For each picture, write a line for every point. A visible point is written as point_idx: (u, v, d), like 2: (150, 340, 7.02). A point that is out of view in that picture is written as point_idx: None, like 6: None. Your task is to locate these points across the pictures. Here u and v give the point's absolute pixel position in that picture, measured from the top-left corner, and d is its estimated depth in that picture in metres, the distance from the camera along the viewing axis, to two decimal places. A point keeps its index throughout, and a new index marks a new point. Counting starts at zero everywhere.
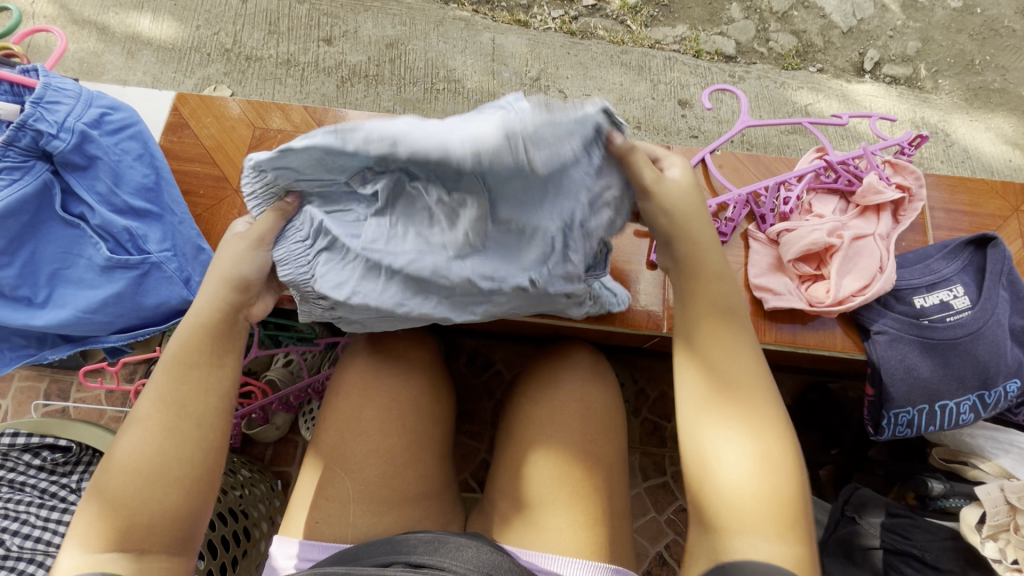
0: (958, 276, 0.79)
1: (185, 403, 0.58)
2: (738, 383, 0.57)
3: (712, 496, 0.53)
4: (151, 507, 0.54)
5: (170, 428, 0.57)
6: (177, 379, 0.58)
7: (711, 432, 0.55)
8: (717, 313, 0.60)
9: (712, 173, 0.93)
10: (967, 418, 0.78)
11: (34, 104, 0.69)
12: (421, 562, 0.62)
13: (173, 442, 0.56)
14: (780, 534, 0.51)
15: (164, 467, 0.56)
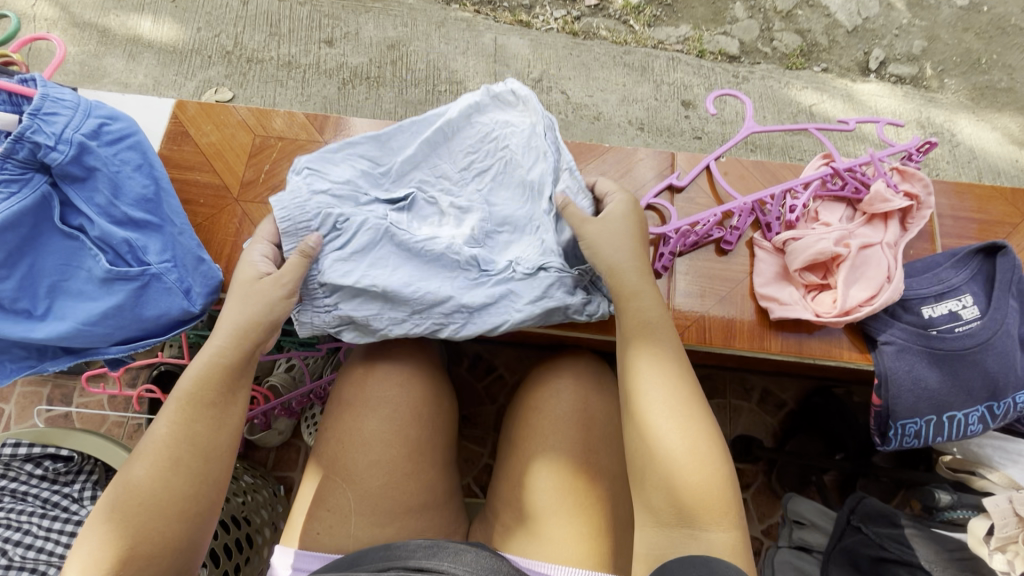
0: (967, 286, 0.78)
1: (197, 439, 0.64)
2: (672, 400, 0.65)
3: (662, 503, 0.61)
4: (152, 533, 0.59)
5: (182, 458, 0.62)
6: (190, 415, 0.64)
7: (650, 450, 0.63)
8: (643, 342, 0.69)
9: (717, 180, 0.92)
10: (975, 429, 0.77)
11: (31, 115, 0.69)
12: (422, 567, 0.61)
13: (178, 473, 0.62)
14: (721, 521, 0.59)
15: (166, 491, 0.61)
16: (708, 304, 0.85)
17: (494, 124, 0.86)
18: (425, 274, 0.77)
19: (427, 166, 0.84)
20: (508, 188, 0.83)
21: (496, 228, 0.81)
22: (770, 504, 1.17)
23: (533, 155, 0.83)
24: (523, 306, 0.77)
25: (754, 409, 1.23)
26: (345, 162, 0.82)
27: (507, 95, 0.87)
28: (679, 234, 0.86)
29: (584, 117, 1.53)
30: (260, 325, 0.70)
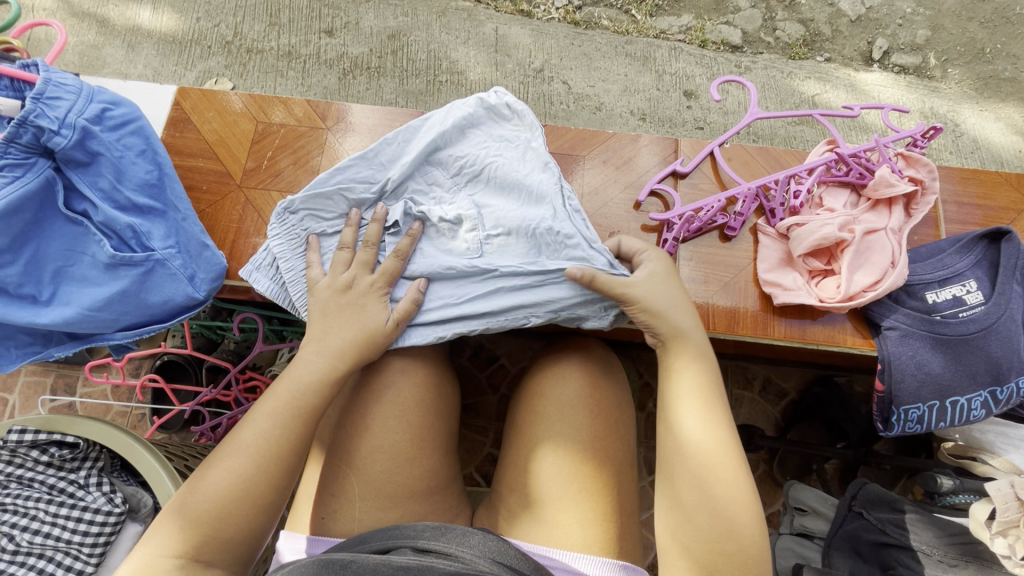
0: (971, 272, 0.78)
1: (265, 489, 0.66)
2: (708, 457, 0.65)
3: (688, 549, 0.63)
4: (220, 561, 0.63)
5: (247, 505, 0.65)
6: (260, 465, 0.66)
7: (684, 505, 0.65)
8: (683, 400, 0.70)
9: (721, 166, 0.92)
10: (978, 414, 0.77)
11: (34, 100, 0.69)
12: (429, 547, 0.63)
13: (240, 514, 0.64)
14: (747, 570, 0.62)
15: (224, 530, 0.63)
16: (711, 290, 0.86)
17: (482, 129, 0.87)
18: (440, 300, 0.81)
19: (419, 180, 0.85)
20: (503, 192, 0.84)
21: (490, 233, 0.82)
22: (771, 493, 1.17)
23: (532, 167, 0.84)
24: (541, 312, 0.79)
25: (756, 399, 1.23)
26: (337, 193, 0.82)
27: (503, 106, 0.87)
28: (684, 220, 0.85)
29: (585, 107, 1.52)
30: (337, 382, 0.73)
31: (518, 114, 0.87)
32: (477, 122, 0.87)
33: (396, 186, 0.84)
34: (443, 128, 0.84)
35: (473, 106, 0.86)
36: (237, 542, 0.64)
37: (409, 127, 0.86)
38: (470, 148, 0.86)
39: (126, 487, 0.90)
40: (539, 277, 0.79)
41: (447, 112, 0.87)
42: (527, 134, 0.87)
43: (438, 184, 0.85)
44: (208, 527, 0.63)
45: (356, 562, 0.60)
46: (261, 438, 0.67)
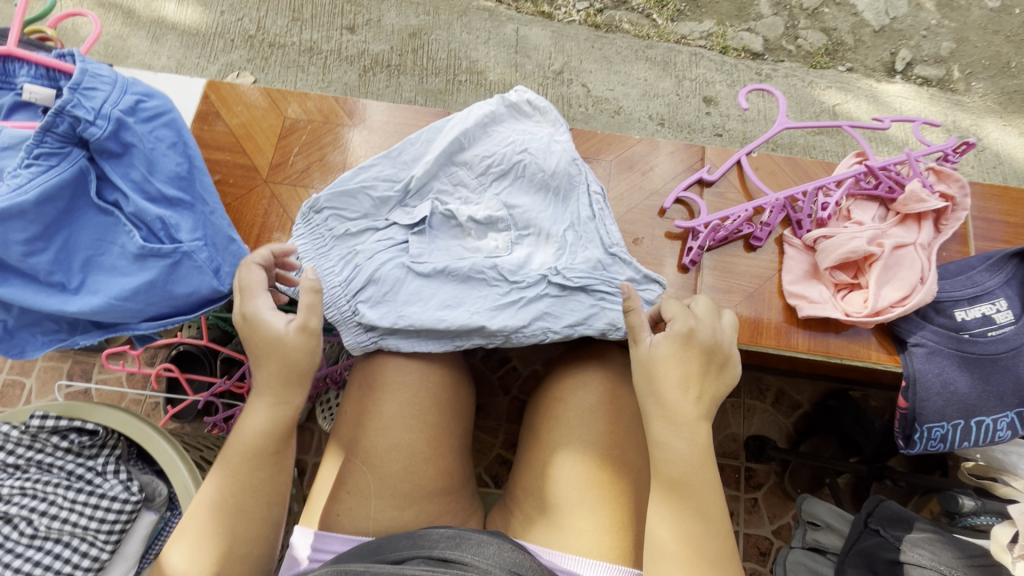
0: (1001, 290, 0.78)
1: (243, 542, 0.66)
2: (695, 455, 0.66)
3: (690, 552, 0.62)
4: (249, 530, 0.67)
5: (231, 561, 0.65)
6: (230, 521, 0.65)
7: (677, 502, 0.64)
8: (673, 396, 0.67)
9: (748, 174, 0.91)
10: (1004, 435, 0.76)
11: (72, 90, 0.69)
12: (446, 557, 0.63)
13: (228, 573, 0.65)
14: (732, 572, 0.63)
15: (245, 505, 0.66)
16: (735, 300, 0.85)
17: (504, 126, 0.89)
18: (465, 298, 0.80)
19: (443, 178, 0.86)
20: (528, 191, 0.86)
21: (520, 232, 0.85)
22: (781, 505, 1.17)
23: (555, 166, 0.86)
24: (559, 327, 0.79)
25: (768, 410, 1.23)
26: (361, 192, 0.84)
27: (523, 104, 0.91)
28: (709, 228, 0.85)
29: (604, 111, 1.52)
30: (284, 427, 0.69)
31: (538, 113, 0.91)
32: (502, 124, 0.89)
33: (417, 185, 0.85)
34: (465, 126, 0.87)
35: (495, 108, 0.89)
36: (261, 512, 0.67)
37: (431, 128, 0.88)
38: (492, 148, 0.87)
39: (142, 476, 0.91)
40: (569, 282, 0.80)
41: (468, 112, 0.89)
42: (549, 129, 0.90)
43: (463, 184, 0.86)
44: (234, 504, 0.66)
45: (371, 570, 0.60)
46: (224, 498, 0.66)
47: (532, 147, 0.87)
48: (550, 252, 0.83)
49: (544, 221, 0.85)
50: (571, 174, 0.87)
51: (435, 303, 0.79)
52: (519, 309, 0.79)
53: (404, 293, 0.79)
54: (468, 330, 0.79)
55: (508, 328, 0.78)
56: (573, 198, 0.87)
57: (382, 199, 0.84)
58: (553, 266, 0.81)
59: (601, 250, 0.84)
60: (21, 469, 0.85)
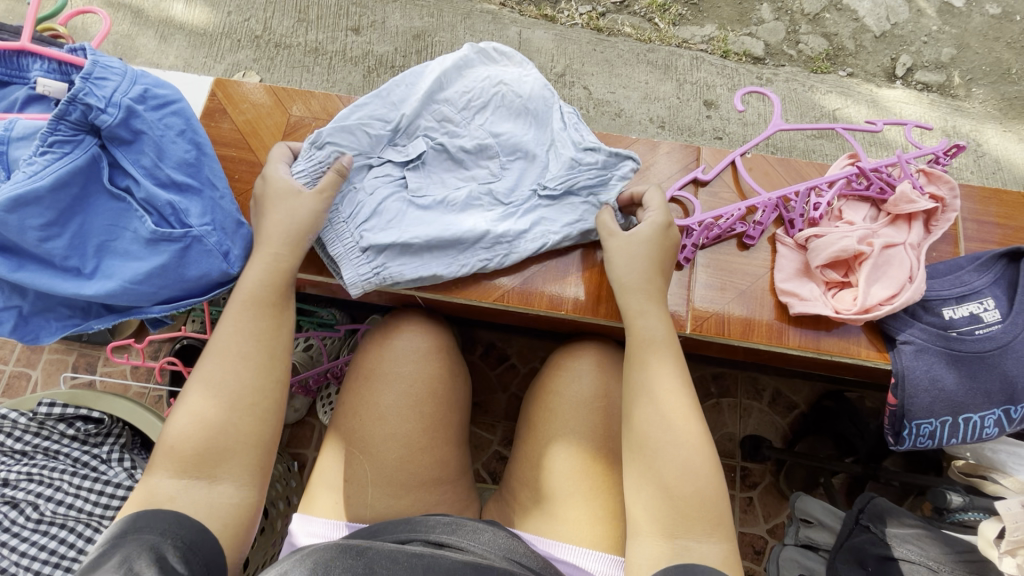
0: (989, 289, 0.79)
1: (245, 393, 0.67)
2: (674, 417, 0.68)
3: (663, 517, 0.65)
4: (265, 353, 0.70)
5: (237, 411, 0.67)
6: (233, 366, 0.68)
7: (662, 455, 0.67)
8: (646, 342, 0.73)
9: (742, 176, 0.93)
10: (992, 432, 0.77)
11: (83, 79, 0.72)
12: (441, 541, 0.64)
13: (236, 422, 0.66)
14: (713, 535, 0.63)
15: (257, 328, 0.71)
16: (727, 298, 0.86)
17: (478, 64, 0.92)
18: (466, 223, 0.84)
19: (428, 115, 0.88)
20: (508, 117, 0.90)
21: (508, 156, 0.88)
22: (776, 505, 1.18)
23: (529, 94, 0.90)
24: (557, 228, 0.85)
25: (764, 410, 1.24)
26: (357, 129, 0.83)
27: (490, 49, 0.94)
28: (702, 227, 0.87)
29: (605, 113, 1.54)
30: (282, 277, 0.75)
31: (505, 55, 0.94)
32: (475, 66, 0.92)
33: (407, 120, 0.86)
34: (443, 68, 0.89)
35: (467, 52, 0.91)
36: (274, 334, 0.72)
37: (412, 71, 0.88)
38: (470, 86, 0.90)
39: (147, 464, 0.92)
40: (554, 190, 0.85)
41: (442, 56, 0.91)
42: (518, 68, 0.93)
43: (451, 120, 0.88)
44: (248, 327, 0.70)
45: (373, 548, 0.61)
46: (227, 352, 0.69)
47: (506, 78, 0.91)
48: (534, 166, 0.88)
49: (525, 140, 0.89)
50: (544, 97, 0.91)
51: (440, 231, 0.82)
52: (513, 218, 0.85)
53: (411, 226, 0.82)
54: (471, 252, 0.83)
55: (508, 238, 0.84)
56: (549, 117, 0.91)
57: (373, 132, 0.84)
58: (539, 179, 0.87)
59: (574, 149, 0.87)
60: (27, 456, 0.87)
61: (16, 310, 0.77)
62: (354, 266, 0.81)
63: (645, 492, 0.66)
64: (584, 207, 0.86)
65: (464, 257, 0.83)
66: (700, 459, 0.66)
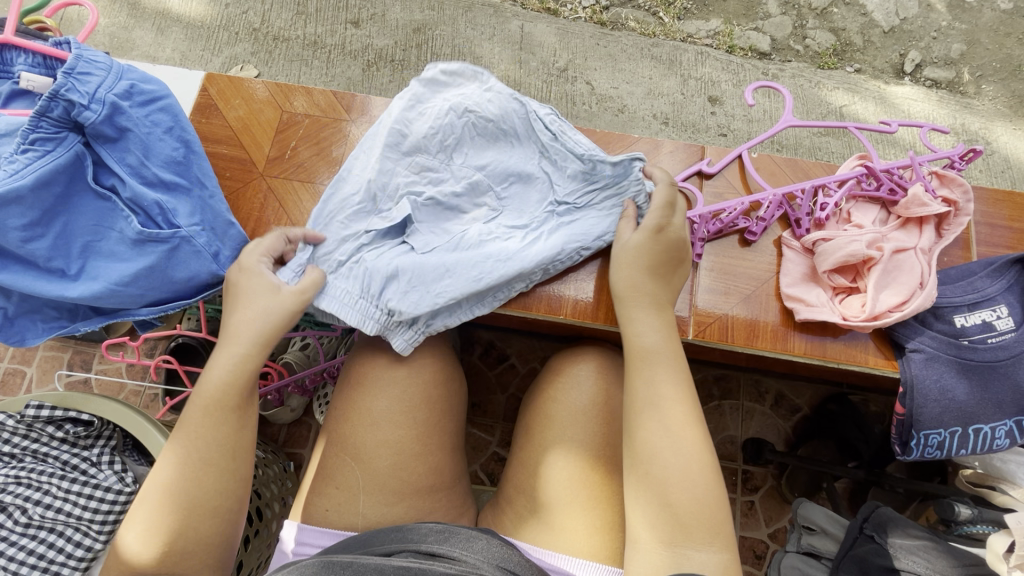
0: (1002, 296, 0.77)
1: (207, 499, 0.67)
2: (678, 428, 0.66)
3: (662, 523, 0.63)
4: (224, 457, 0.68)
5: (195, 517, 0.66)
6: (192, 471, 0.67)
7: (662, 458, 0.65)
8: (644, 356, 0.71)
9: (748, 174, 0.90)
10: (1002, 444, 0.75)
11: (65, 75, 0.69)
12: (433, 551, 0.62)
13: (195, 523, 0.66)
14: (713, 542, 0.62)
15: (219, 430, 0.69)
16: (732, 302, 0.84)
17: (434, 96, 0.88)
18: (484, 258, 0.79)
19: (405, 170, 0.83)
20: (487, 145, 0.86)
21: (501, 188, 0.85)
22: (778, 509, 1.16)
23: (505, 110, 0.86)
24: (588, 244, 0.82)
25: (766, 413, 1.22)
26: (332, 217, 0.81)
27: (438, 75, 0.88)
28: (704, 220, 0.85)
29: (608, 109, 1.51)
30: (246, 376, 0.71)
31: (455, 77, 0.88)
32: (431, 100, 0.87)
33: (377, 181, 0.82)
34: (395, 116, 0.85)
35: (414, 91, 0.87)
36: (234, 435, 0.70)
37: (368, 135, 0.86)
38: (432, 123, 0.85)
39: (137, 466, 0.91)
40: (572, 205, 0.83)
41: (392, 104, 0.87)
42: (476, 83, 0.88)
43: (429, 163, 0.84)
44: (211, 429, 0.69)
45: (357, 562, 0.60)
46: (187, 457, 0.67)
47: (470, 104, 0.86)
48: (535, 190, 0.85)
49: (512, 169, 0.85)
50: (522, 110, 0.86)
51: (464, 274, 0.78)
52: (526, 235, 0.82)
53: (434, 278, 0.77)
54: (505, 291, 0.81)
55: (542, 263, 0.80)
56: (529, 130, 0.86)
57: (352, 205, 0.81)
58: (549, 198, 0.84)
59: (577, 160, 0.83)
60: (16, 458, 0.86)
61: (2, 311, 0.75)
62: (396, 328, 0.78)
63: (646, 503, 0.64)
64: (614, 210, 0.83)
65: (499, 295, 0.81)
66: (699, 469, 0.64)
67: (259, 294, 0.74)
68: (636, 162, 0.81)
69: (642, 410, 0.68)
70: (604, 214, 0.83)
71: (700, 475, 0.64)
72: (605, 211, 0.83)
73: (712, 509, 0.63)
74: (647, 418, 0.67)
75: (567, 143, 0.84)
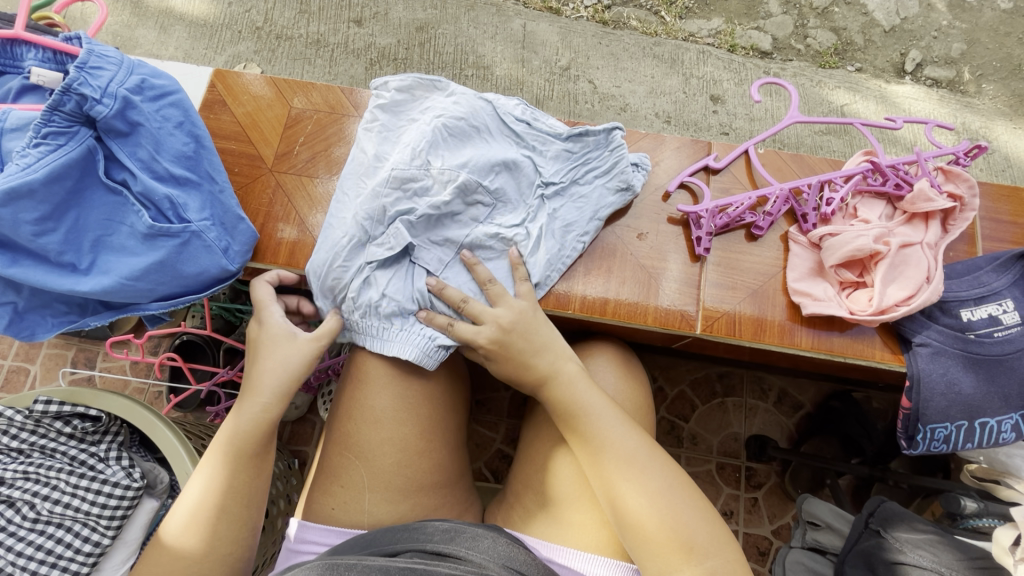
0: (1008, 291, 0.77)
1: (231, 532, 0.69)
2: (635, 450, 0.69)
3: (667, 545, 0.64)
4: (239, 504, 0.70)
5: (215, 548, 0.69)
6: (207, 520, 0.68)
7: (637, 479, 0.67)
8: (569, 406, 0.72)
9: (755, 168, 0.91)
10: (1008, 437, 0.76)
11: (78, 69, 0.70)
12: (439, 551, 0.62)
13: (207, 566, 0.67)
14: (719, 553, 0.64)
15: (235, 476, 0.70)
16: (738, 297, 0.85)
17: (400, 120, 0.87)
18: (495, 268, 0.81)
19: (385, 191, 0.79)
20: (462, 144, 0.84)
21: (487, 181, 0.82)
22: (781, 505, 1.16)
23: (476, 111, 0.85)
24: (586, 227, 0.85)
25: (770, 410, 1.22)
26: (333, 265, 0.79)
27: (394, 95, 0.88)
28: (711, 214, 0.85)
29: (610, 108, 1.51)
30: (263, 424, 0.72)
31: (411, 93, 0.88)
32: (398, 122, 0.87)
33: (363, 213, 0.79)
34: (369, 148, 0.85)
35: (375, 118, 0.87)
36: (249, 483, 0.71)
37: (346, 170, 0.85)
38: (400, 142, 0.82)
39: (144, 462, 0.92)
40: (560, 184, 0.85)
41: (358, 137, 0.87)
42: (435, 96, 0.89)
43: (407, 174, 0.80)
44: (229, 477, 0.70)
45: (361, 563, 0.60)
46: (203, 503, 0.69)
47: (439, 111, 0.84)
48: (524, 180, 0.85)
49: (495, 171, 0.83)
50: (493, 109, 0.87)
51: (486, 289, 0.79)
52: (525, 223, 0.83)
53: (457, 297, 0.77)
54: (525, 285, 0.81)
55: (551, 255, 0.83)
56: (501, 125, 0.87)
57: (347, 245, 0.79)
58: (537, 181, 0.85)
59: (558, 140, 0.87)
60: (24, 453, 0.85)
61: (12, 305, 0.75)
62: (428, 343, 0.77)
63: (630, 541, 0.66)
64: (602, 181, 0.86)
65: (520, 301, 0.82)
66: (676, 482, 0.68)
67: (276, 343, 0.75)
68: (614, 130, 0.86)
69: (598, 448, 0.70)
70: (597, 189, 0.86)
71: (680, 491, 0.67)
72: (599, 190, 0.86)
73: (704, 513, 0.67)
74: (602, 452, 0.69)
75: (541, 127, 0.88)
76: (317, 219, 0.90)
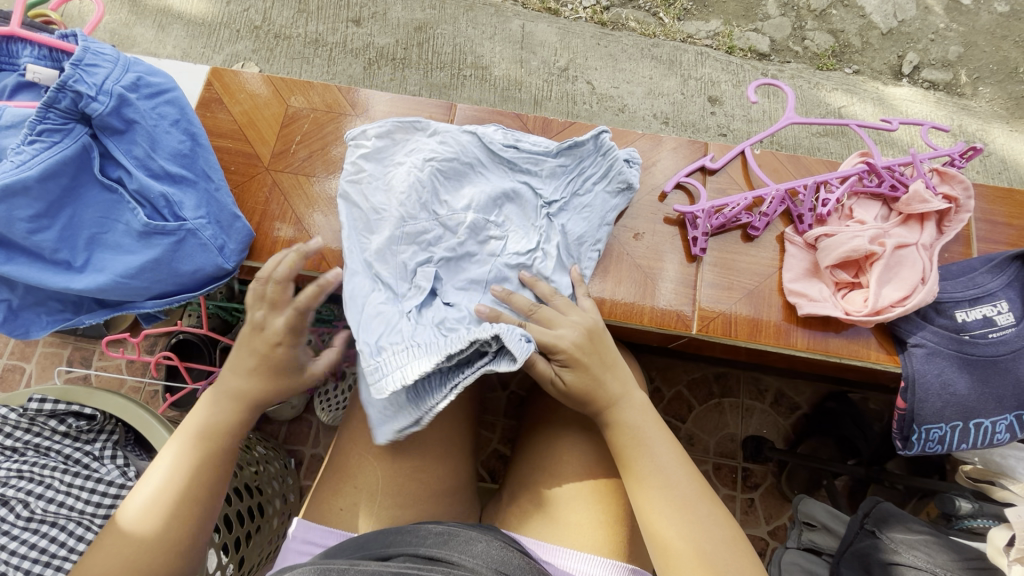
0: (1003, 292, 0.78)
1: (163, 538, 0.65)
2: (685, 489, 0.67)
3: None
4: (197, 495, 0.68)
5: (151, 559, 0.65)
6: (162, 508, 0.66)
7: (682, 517, 0.65)
8: (634, 432, 0.70)
9: (751, 168, 0.91)
10: (1003, 438, 0.76)
11: (73, 66, 0.70)
12: (432, 555, 0.62)
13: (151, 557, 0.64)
14: None
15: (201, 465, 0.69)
16: (734, 298, 0.85)
17: (386, 167, 0.84)
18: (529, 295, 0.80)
19: (403, 248, 0.77)
20: (460, 184, 0.84)
21: (495, 212, 0.83)
22: (778, 506, 1.16)
23: (463, 148, 0.85)
24: (597, 236, 0.85)
25: (767, 411, 1.22)
26: (372, 319, 0.73)
27: (375, 142, 0.84)
28: (707, 215, 0.86)
29: (608, 108, 1.51)
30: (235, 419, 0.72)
31: (389, 137, 0.85)
32: (388, 169, 0.84)
33: (384, 272, 0.76)
34: (367, 201, 0.80)
35: (362, 167, 0.83)
36: (213, 476, 0.70)
37: (348, 228, 0.80)
38: (401, 194, 0.80)
39: (139, 461, 0.92)
40: (559, 201, 0.84)
41: (348, 192, 0.82)
42: (414, 138, 0.86)
43: (418, 225, 0.79)
44: (193, 467, 0.69)
45: (355, 567, 0.58)
46: (160, 492, 0.67)
47: (427, 154, 0.83)
48: (527, 204, 0.84)
49: (499, 207, 0.83)
50: (478, 141, 0.86)
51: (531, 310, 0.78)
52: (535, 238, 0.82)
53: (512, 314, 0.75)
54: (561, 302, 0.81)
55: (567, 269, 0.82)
56: (489, 154, 0.86)
57: (378, 300, 0.75)
58: (539, 201, 0.84)
59: (551, 158, 0.86)
60: (17, 452, 0.85)
61: (6, 303, 0.75)
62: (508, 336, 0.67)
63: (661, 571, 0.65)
64: (600, 186, 0.86)
65: None
66: (725, 529, 0.65)
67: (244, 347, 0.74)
68: (602, 133, 0.84)
69: (648, 479, 0.67)
70: (598, 196, 0.85)
71: (727, 539, 0.64)
72: (599, 193, 0.86)
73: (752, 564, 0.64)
74: (653, 484, 0.67)
75: (528, 146, 0.87)
76: (314, 218, 0.90)
